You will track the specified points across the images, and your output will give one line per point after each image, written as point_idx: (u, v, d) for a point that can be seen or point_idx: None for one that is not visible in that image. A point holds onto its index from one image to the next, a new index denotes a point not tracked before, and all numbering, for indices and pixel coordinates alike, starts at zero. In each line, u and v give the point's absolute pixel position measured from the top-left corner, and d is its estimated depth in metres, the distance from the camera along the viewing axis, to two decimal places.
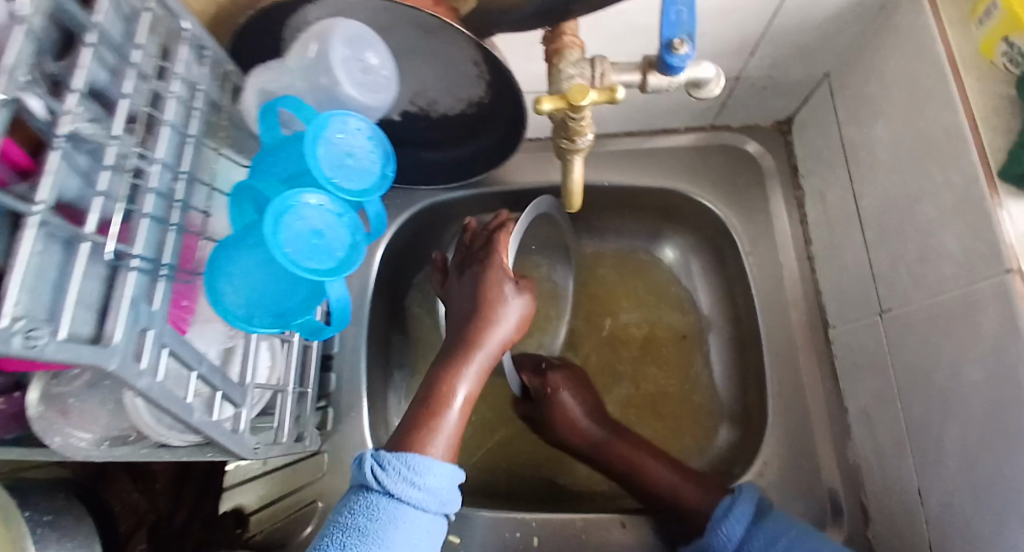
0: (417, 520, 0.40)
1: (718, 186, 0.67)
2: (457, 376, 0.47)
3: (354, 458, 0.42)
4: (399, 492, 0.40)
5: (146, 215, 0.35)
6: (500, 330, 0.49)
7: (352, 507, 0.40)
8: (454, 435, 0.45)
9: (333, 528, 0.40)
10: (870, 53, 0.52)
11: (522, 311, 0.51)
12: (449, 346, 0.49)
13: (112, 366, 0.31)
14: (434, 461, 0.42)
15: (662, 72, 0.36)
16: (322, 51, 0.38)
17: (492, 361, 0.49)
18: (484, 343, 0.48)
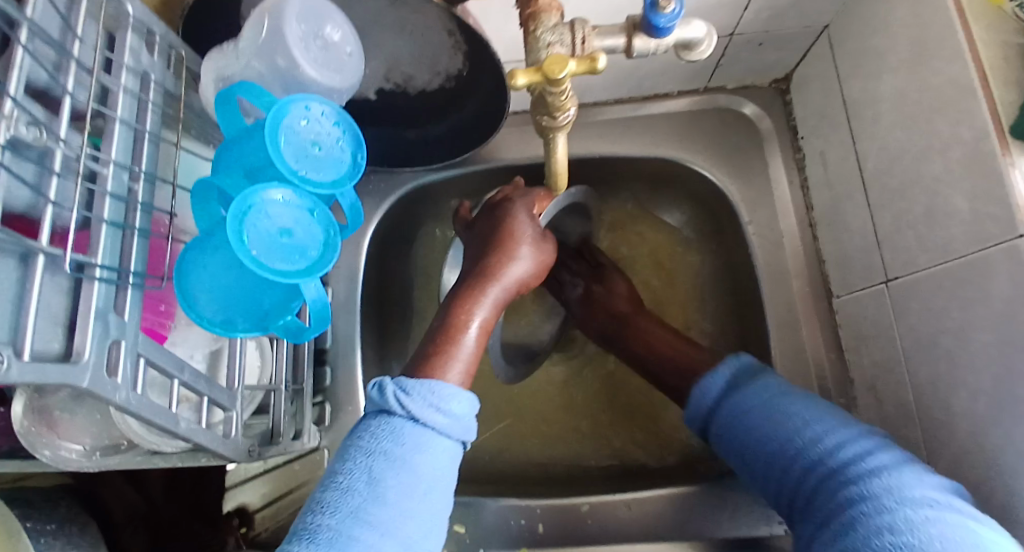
0: (442, 446, 0.38)
1: (715, 151, 0.64)
2: (473, 304, 0.45)
3: (372, 383, 0.39)
4: (424, 417, 0.38)
5: (105, 221, 0.33)
6: (518, 267, 0.47)
7: (372, 432, 0.38)
8: (470, 364, 0.43)
9: (350, 453, 0.38)
10: (872, 2, 0.48)
11: (541, 255, 0.49)
12: (465, 279, 0.47)
13: (83, 384, 0.29)
14: (458, 389, 0.40)
15: (648, 34, 0.33)
16: (275, 28, 0.35)
17: (506, 296, 0.47)
18: (501, 276, 0.47)
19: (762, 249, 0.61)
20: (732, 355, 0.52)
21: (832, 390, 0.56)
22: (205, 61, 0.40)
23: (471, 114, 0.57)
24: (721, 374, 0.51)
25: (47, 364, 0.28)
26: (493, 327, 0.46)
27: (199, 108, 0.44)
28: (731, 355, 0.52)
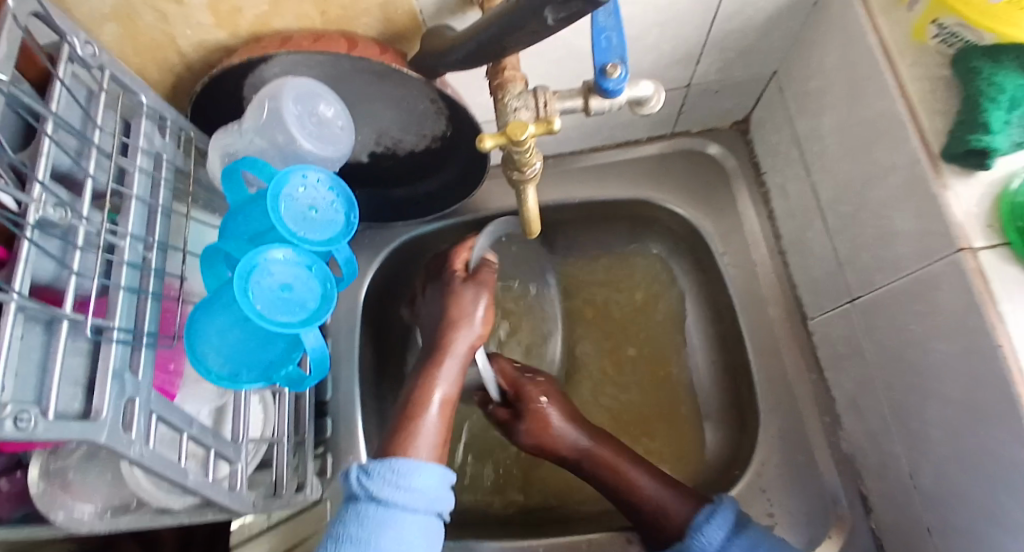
0: (407, 522, 0.40)
1: (684, 191, 0.69)
2: (432, 379, 0.50)
3: (342, 473, 0.44)
4: (386, 495, 0.41)
5: (122, 288, 0.36)
6: (467, 332, 0.54)
7: (342, 518, 0.41)
8: (438, 435, 0.47)
9: (326, 544, 0.41)
10: (809, 50, 0.54)
11: (484, 308, 0.55)
12: (422, 355, 0.54)
13: (101, 440, 0.32)
14: (418, 463, 0.43)
15: (601, 95, 0.38)
16: (275, 111, 0.39)
17: (463, 361, 0.53)
18: (450, 346, 0.53)
19: (738, 279, 0.64)
20: (724, 500, 0.49)
21: (817, 411, 0.58)
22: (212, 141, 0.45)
23: (453, 170, 0.62)
24: (722, 521, 0.47)
25: (70, 422, 0.31)
26: (457, 395, 0.51)
27: (207, 181, 0.49)
28: (723, 500, 0.49)
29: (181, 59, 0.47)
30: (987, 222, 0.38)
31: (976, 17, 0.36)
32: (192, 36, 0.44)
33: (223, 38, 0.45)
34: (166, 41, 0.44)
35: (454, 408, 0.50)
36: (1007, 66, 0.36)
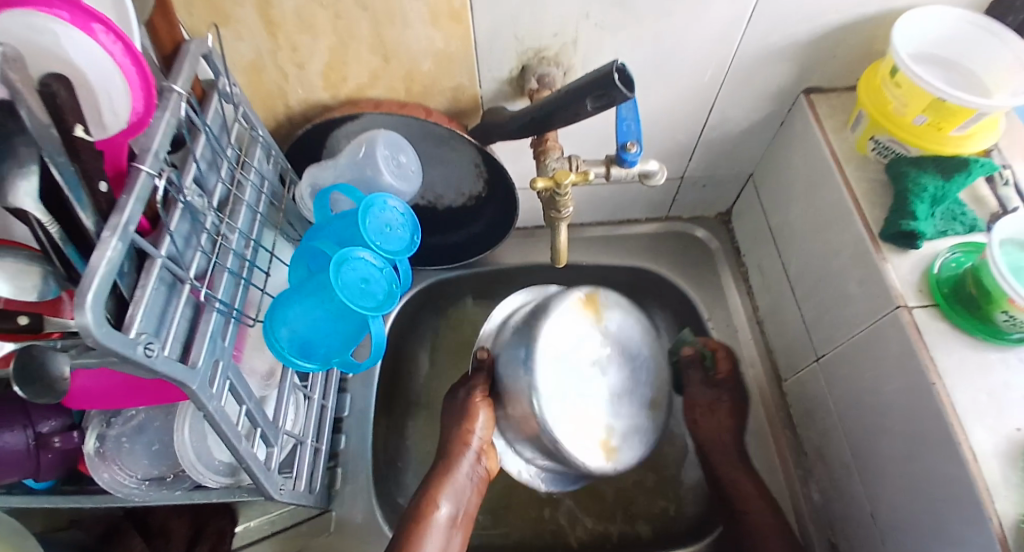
0: None
1: (677, 264, 0.80)
2: (442, 491, 0.59)
3: None
4: None
5: (227, 269, 0.47)
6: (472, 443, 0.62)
7: None
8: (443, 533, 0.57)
9: None
10: (778, 158, 0.68)
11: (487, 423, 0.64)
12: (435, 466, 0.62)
13: (194, 387, 0.39)
14: None
15: (620, 165, 0.49)
16: (370, 153, 0.53)
17: (470, 472, 0.62)
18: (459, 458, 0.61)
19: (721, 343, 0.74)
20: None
21: (791, 463, 0.65)
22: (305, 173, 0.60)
23: (483, 224, 0.72)
24: None
25: (176, 365, 0.38)
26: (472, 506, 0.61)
27: (292, 210, 0.61)
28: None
29: (285, 109, 0.59)
30: (917, 290, 0.50)
31: (909, 134, 0.53)
32: (301, 93, 0.57)
33: (325, 98, 0.58)
34: (279, 94, 0.57)
35: (458, 517, 0.59)
36: (927, 171, 0.52)
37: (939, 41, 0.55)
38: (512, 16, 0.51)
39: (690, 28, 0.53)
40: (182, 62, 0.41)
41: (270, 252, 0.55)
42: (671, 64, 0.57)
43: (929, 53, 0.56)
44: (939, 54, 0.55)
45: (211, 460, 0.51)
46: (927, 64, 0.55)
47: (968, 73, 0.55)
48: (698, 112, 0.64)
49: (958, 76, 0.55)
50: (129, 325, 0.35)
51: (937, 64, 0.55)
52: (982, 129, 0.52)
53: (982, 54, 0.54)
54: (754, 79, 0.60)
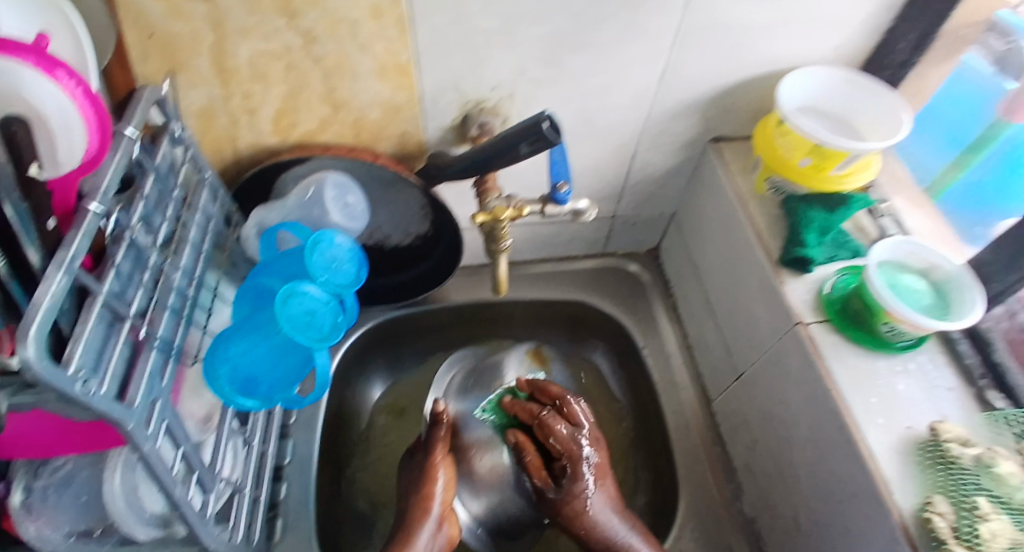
0: None
1: (612, 297, 0.86)
2: None
3: None
4: None
5: (168, 307, 0.46)
6: (435, 505, 0.60)
7: None
8: None
9: None
10: (694, 199, 0.77)
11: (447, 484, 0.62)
12: (394, 533, 0.59)
13: (129, 426, 0.38)
14: None
15: (555, 203, 0.55)
16: (318, 194, 0.56)
17: (432, 536, 0.58)
18: (423, 524, 0.58)
19: (656, 369, 0.79)
20: None
21: (723, 480, 0.70)
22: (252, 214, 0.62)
23: (430, 263, 0.75)
24: None
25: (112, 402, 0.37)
26: None
27: (236, 251, 0.61)
28: None
29: (233, 153, 0.60)
30: (813, 308, 0.57)
31: (796, 175, 0.61)
32: (251, 138, 0.59)
33: (275, 143, 0.60)
34: (228, 138, 0.59)
35: None
36: (815, 207, 0.61)
37: (818, 97, 0.65)
38: (454, 71, 0.56)
39: (610, 85, 0.61)
40: (136, 105, 0.43)
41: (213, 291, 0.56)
42: (596, 115, 0.64)
43: (812, 105, 0.65)
44: (819, 107, 0.66)
45: (144, 510, 0.48)
46: (812, 116, 0.65)
47: (844, 122, 0.66)
48: (622, 159, 0.71)
49: (839, 126, 0.65)
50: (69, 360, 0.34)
51: (821, 117, 0.65)
52: (857, 170, 0.61)
53: (855, 107, 0.64)
54: (668, 129, 0.68)
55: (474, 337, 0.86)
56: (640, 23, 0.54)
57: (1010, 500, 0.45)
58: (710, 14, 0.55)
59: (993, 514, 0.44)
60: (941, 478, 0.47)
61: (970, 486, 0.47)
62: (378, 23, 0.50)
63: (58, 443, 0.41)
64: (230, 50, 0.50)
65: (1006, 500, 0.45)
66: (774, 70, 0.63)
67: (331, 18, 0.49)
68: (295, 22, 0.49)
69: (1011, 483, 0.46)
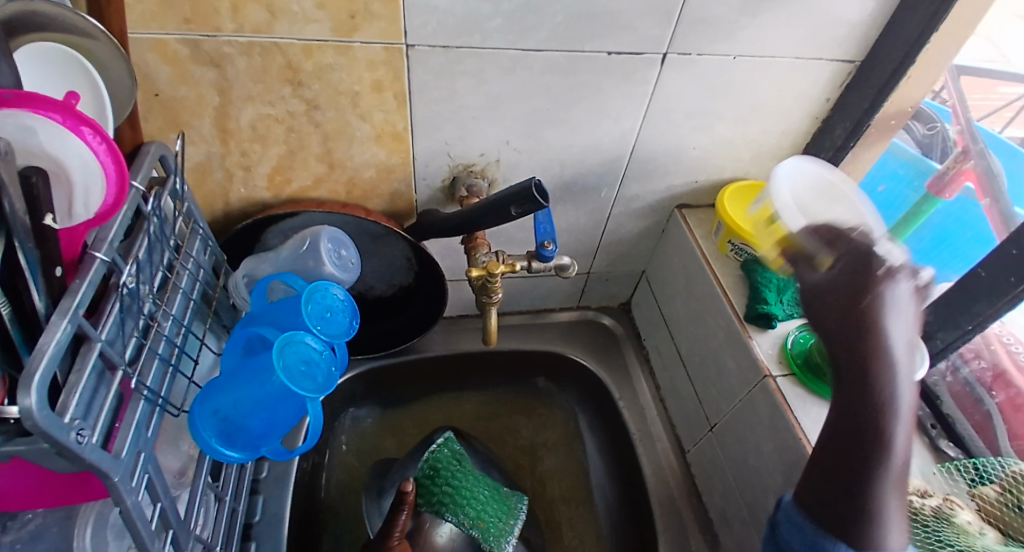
0: None
1: (587, 348, 0.89)
2: None
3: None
4: None
5: (158, 355, 0.46)
6: None
7: None
8: None
9: None
10: (663, 258, 0.82)
11: None
12: None
13: (115, 478, 0.37)
14: None
15: (539, 260, 0.59)
16: (312, 246, 0.58)
17: None
18: None
19: (632, 420, 0.81)
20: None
21: (701, 530, 0.71)
22: (240, 264, 0.63)
23: (411, 314, 0.77)
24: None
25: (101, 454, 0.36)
26: None
27: (223, 301, 0.61)
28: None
29: (224, 207, 0.62)
30: (778, 361, 0.62)
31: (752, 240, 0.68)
32: (243, 193, 0.61)
33: (267, 198, 0.62)
34: (220, 193, 0.60)
35: None
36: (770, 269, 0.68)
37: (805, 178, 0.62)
38: (445, 139, 0.61)
39: (587, 154, 0.67)
40: (143, 160, 0.45)
41: (200, 339, 0.55)
42: (575, 181, 0.70)
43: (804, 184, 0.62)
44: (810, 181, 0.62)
45: None
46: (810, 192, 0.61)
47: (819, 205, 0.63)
48: (598, 219, 0.76)
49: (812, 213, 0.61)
50: (63, 410, 0.34)
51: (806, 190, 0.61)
52: None
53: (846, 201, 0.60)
54: (640, 194, 0.74)
55: (447, 388, 0.87)
56: (611, 105, 0.61)
57: (972, 547, 0.46)
58: (671, 101, 0.62)
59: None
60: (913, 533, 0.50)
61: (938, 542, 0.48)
62: (378, 95, 0.55)
63: (35, 499, 0.40)
64: (233, 113, 0.53)
65: (969, 548, 0.46)
66: (729, 148, 0.71)
67: (334, 89, 0.53)
68: (299, 91, 0.52)
69: (971, 531, 0.48)
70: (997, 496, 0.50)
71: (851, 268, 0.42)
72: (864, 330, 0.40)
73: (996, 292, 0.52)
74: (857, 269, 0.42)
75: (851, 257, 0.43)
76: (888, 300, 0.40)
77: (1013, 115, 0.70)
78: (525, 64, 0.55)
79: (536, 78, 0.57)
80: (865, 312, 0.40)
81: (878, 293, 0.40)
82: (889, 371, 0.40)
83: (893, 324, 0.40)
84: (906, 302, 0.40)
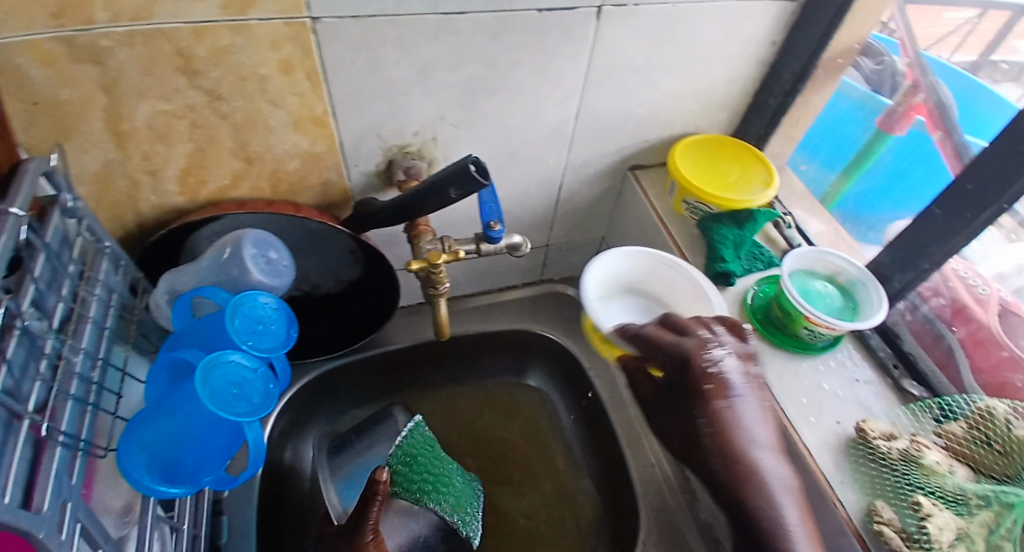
0: None
1: (554, 321, 0.87)
2: None
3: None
4: None
5: (71, 396, 0.41)
6: None
7: None
8: None
9: None
10: (621, 222, 0.80)
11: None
12: None
13: (41, 535, 0.32)
14: None
15: (488, 241, 0.56)
16: (236, 253, 0.53)
17: None
18: None
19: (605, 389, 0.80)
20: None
21: None
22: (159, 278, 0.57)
23: (365, 309, 0.73)
24: None
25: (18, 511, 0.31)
26: None
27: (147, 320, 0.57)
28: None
29: (136, 217, 0.56)
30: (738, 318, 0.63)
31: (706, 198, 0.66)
32: (155, 199, 0.55)
33: (183, 203, 0.57)
34: (129, 202, 0.54)
35: None
36: (726, 225, 0.66)
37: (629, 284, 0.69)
38: (374, 119, 0.56)
39: (530, 123, 0.63)
40: (21, 180, 0.39)
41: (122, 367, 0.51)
42: (521, 152, 0.66)
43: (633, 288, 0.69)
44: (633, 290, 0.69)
45: None
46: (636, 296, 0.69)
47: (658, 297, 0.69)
48: (549, 189, 0.73)
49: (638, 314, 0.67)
50: None
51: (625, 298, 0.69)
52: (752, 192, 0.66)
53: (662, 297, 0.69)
54: (590, 158, 0.71)
55: (413, 378, 0.84)
56: (549, 68, 0.57)
57: (944, 489, 0.47)
58: (610, 58, 0.58)
59: (930, 509, 0.46)
60: (883, 485, 0.51)
61: (908, 485, 0.49)
62: (289, 77, 0.49)
63: None
64: (125, 112, 0.47)
65: (941, 491, 0.47)
66: (678, 101, 0.68)
67: (236, 74, 0.47)
68: (197, 81, 0.47)
69: (940, 471, 0.48)
70: (964, 431, 0.50)
71: (689, 391, 0.46)
72: (717, 447, 0.44)
73: (955, 226, 0.51)
74: (684, 374, 0.46)
75: (680, 379, 0.47)
76: (724, 406, 0.44)
77: (960, 41, 0.67)
78: (450, 29, 0.50)
79: (464, 45, 0.52)
80: (712, 430, 0.44)
81: (717, 414, 0.44)
82: (757, 481, 0.43)
83: (740, 430, 0.44)
84: (745, 406, 0.45)
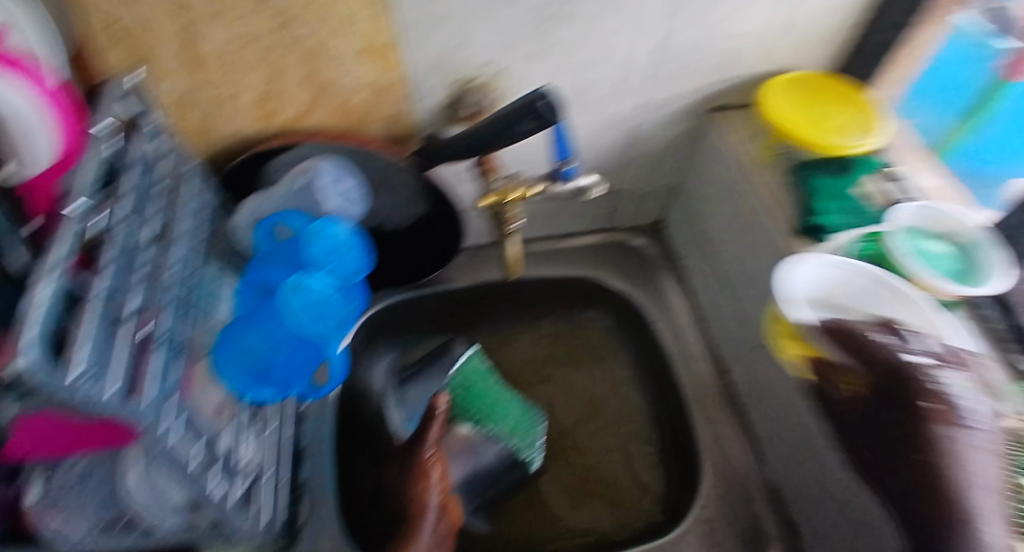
0: None
1: (619, 271, 0.84)
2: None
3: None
4: None
5: (168, 304, 0.44)
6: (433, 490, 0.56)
7: None
8: None
9: None
10: (700, 169, 0.75)
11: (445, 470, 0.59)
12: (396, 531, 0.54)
13: (143, 425, 0.35)
14: None
15: (560, 181, 0.54)
16: (311, 182, 0.53)
17: (438, 520, 0.55)
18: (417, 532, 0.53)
19: (669, 342, 0.78)
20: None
21: (744, 447, 0.70)
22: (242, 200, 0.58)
23: (431, 247, 0.73)
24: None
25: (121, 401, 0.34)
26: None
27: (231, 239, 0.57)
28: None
29: (216, 145, 0.57)
30: None
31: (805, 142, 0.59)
32: (232, 127, 0.56)
33: (258, 132, 0.57)
34: (209, 130, 0.55)
35: None
36: (822, 173, 0.60)
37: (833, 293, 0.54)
38: (443, 47, 0.53)
39: (609, 55, 0.58)
40: None
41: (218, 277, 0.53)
42: (597, 87, 0.61)
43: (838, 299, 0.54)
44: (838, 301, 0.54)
45: (167, 500, 0.46)
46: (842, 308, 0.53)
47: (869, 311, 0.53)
48: (625, 131, 0.69)
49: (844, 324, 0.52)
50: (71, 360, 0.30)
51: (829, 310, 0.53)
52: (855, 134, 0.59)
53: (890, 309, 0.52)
54: (673, 97, 0.65)
55: (471, 317, 0.83)
56: None
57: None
58: None
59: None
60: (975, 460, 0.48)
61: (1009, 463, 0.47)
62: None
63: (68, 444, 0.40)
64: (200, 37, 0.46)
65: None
66: (778, 31, 0.60)
67: None
68: (267, 3, 0.45)
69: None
70: None
71: (902, 403, 0.44)
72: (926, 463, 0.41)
73: None
74: (898, 385, 0.44)
75: (895, 398, 0.45)
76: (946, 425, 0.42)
77: None
78: None
79: None
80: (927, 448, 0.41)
81: (937, 441, 0.41)
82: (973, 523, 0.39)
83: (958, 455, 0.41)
84: (973, 433, 0.41)
